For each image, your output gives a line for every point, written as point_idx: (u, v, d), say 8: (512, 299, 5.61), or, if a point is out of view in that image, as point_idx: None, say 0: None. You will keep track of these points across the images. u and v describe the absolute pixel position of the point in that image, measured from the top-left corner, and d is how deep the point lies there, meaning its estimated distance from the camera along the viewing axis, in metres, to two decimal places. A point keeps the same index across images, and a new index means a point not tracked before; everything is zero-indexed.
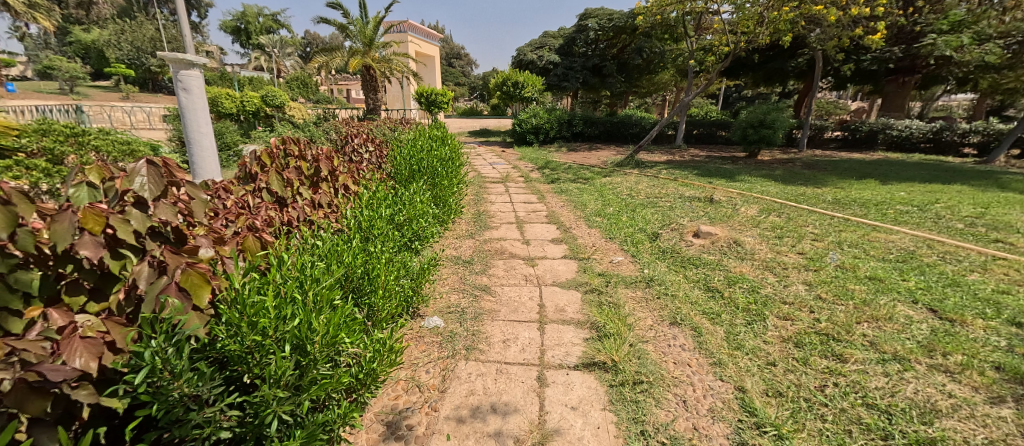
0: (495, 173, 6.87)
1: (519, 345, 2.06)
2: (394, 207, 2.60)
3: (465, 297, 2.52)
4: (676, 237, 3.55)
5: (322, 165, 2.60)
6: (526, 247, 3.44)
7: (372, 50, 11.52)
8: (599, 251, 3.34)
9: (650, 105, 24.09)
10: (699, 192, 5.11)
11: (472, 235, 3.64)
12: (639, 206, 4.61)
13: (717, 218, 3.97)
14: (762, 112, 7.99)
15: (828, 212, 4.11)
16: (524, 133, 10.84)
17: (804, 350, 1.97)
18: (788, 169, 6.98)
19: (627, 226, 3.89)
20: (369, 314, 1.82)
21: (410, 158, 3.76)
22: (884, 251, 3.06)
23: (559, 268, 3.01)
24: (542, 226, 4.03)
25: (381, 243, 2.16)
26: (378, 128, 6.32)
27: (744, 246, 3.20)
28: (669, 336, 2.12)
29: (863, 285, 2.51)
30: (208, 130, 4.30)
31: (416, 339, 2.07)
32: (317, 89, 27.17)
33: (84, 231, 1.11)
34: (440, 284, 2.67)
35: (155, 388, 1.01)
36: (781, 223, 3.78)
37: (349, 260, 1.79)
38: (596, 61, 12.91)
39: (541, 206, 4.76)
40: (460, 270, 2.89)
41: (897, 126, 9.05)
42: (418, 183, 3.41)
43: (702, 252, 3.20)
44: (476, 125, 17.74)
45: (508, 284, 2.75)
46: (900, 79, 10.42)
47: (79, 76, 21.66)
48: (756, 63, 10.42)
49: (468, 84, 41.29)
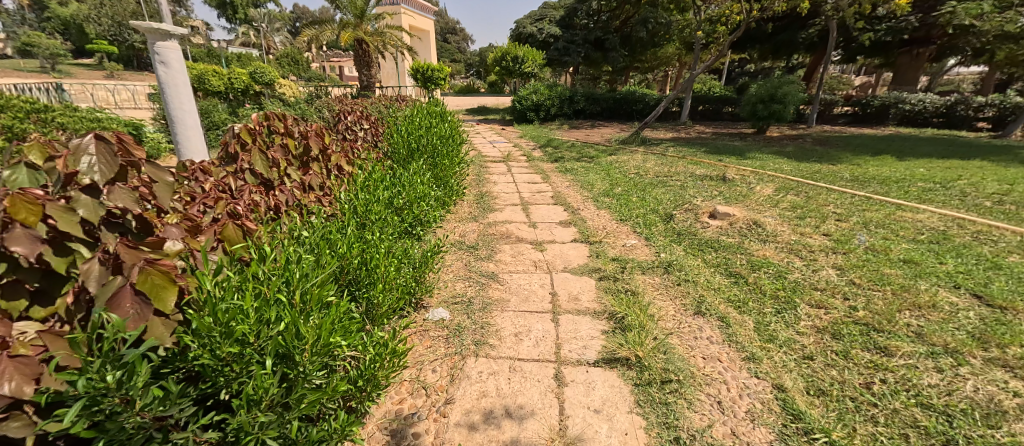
0: (496, 151, 6.63)
1: (532, 339, 1.89)
2: (392, 186, 2.41)
3: (471, 285, 2.36)
4: (690, 218, 3.37)
5: (312, 143, 2.37)
6: (532, 230, 3.25)
7: (364, 23, 11.04)
8: (611, 234, 3.16)
9: (649, 81, 23.60)
10: (711, 170, 4.90)
11: (475, 218, 3.44)
12: (649, 185, 4.41)
13: (732, 198, 3.77)
14: (773, 85, 7.65)
15: (848, 191, 3.93)
16: (524, 110, 10.52)
17: (843, 342, 1.81)
18: (800, 145, 6.77)
19: (637, 207, 3.71)
20: (368, 310, 1.65)
21: (407, 136, 3.51)
22: (915, 232, 2.89)
23: (569, 253, 2.82)
24: (548, 207, 3.83)
25: (381, 228, 1.98)
26: (374, 105, 6.03)
27: (764, 228, 3.02)
28: (694, 327, 1.94)
29: (898, 269, 2.34)
30: (190, 107, 4.07)
31: (419, 333, 1.90)
32: (308, 65, 26.52)
33: (16, 224, 0.91)
34: (444, 271, 2.50)
35: (101, 418, 0.82)
36: (802, 202, 3.59)
37: (343, 251, 1.61)
38: (597, 34, 12.45)
39: (545, 186, 4.56)
40: (464, 256, 2.71)
41: (910, 100, 8.78)
42: (418, 163, 3.22)
43: (720, 234, 3.03)
44: (473, 103, 17.31)
45: (517, 271, 2.58)
46: (913, 51, 10.12)
47: (60, 53, 21.05)
48: (767, 35, 10.24)
49: (464, 61, 40.60)
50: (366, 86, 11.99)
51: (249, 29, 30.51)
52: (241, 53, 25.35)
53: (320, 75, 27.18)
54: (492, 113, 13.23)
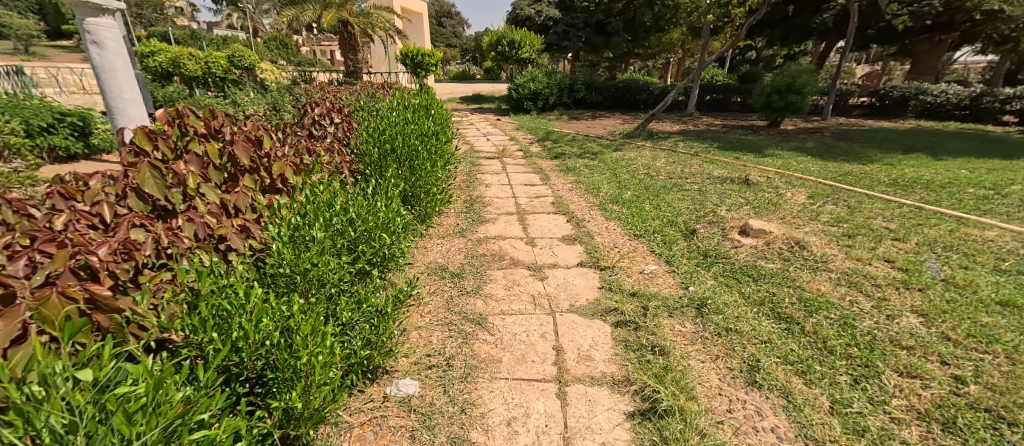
0: (490, 145, 6.09)
1: (530, 432, 1.37)
2: (347, 200, 1.83)
3: (451, 335, 1.84)
4: (717, 233, 2.86)
5: (240, 149, 1.81)
6: (530, 249, 2.73)
7: (349, 3, 10.28)
8: (625, 256, 2.64)
9: (649, 69, 22.91)
10: (730, 171, 4.38)
11: (462, 234, 2.91)
12: (662, 188, 3.89)
13: (762, 207, 3.24)
14: (790, 75, 7.07)
15: (893, 199, 3.41)
16: (521, 99, 9.90)
17: (963, 440, 1.31)
18: (820, 140, 6.25)
19: (651, 218, 3.19)
20: (287, 412, 1.12)
21: (380, 132, 2.91)
22: (994, 258, 2.37)
23: (576, 284, 2.30)
24: (548, 217, 3.30)
25: (320, 275, 1.43)
26: (356, 94, 5.44)
27: (811, 250, 2.51)
28: (751, 411, 1.43)
29: (1000, 317, 1.82)
30: (134, 96, 3.48)
31: (374, 420, 1.39)
32: (298, 49, 25.78)
33: None
34: (419, 314, 1.97)
35: None
36: (844, 213, 3.06)
37: (241, 331, 1.07)
38: (599, 18, 11.89)
39: (544, 189, 4.03)
40: (446, 290, 2.19)
41: (932, 91, 8.23)
42: (394, 169, 2.67)
43: (756, 257, 2.51)
44: (467, 90, 16.63)
45: (511, 311, 2.05)
46: (933, 38, 9.56)
47: (34, 34, 20.11)
48: (781, 19, 9.67)
49: (459, 46, 39.76)
50: (352, 71, 11.28)
51: (236, 11, 29.51)
52: (227, 36, 24.42)
53: (310, 60, 26.40)
54: (487, 102, 12.60)
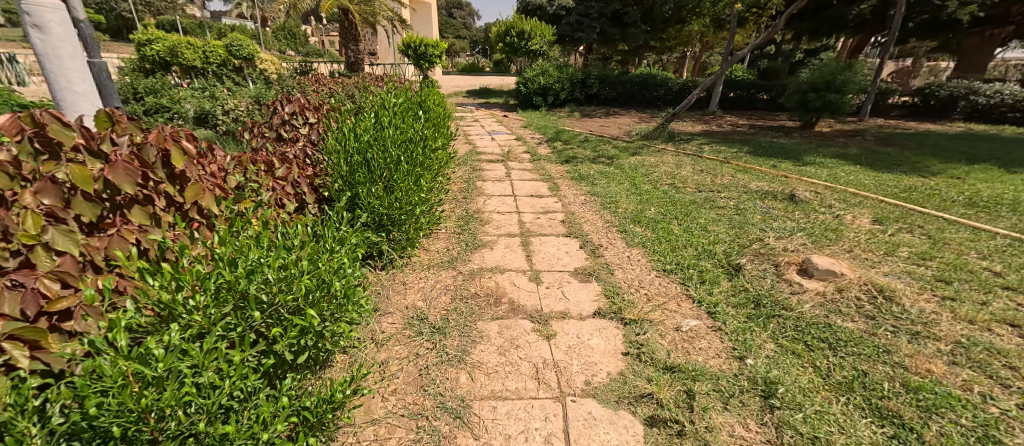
0: (494, 146, 5.55)
1: None
2: (267, 246, 1.25)
3: (421, 440, 1.30)
4: (770, 271, 2.28)
5: (117, 172, 1.24)
6: (534, 289, 2.18)
7: None
8: (656, 302, 2.06)
9: (665, 63, 22.02)
10: (770, 184, 3.78)
11: (451, 265, 2.37)
12: (693, 205, 3.30)
13: (821, 235, 2.65)
14: (829, 72, 6.40)
15: (980, 225, 2.79)
16: (530, 95, 9.32)
17: None
18: (863, 145, 5.60)
19: (683, 246, 2.61)
20: None
21: (351, 138, 2.35)
22: None
23: (594, 347, 1.74)
24: (556, 242, 2.74)
25: (182, 402, 0.87)
26: (347, 87, 4.92)
27: (901, 302, 1.92)
28: None
29: None
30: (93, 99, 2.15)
31: None
32: (306, 39, 25.41)
33: None
34: (375, 403, 1.42)
35: None
36: (927, 246, 2.47)
37: None
38: (615, 8, 11.24)
39: (552, 203, 3.46)
40: (421, 356, 1.65)
41: (984, 91, 7.47)
42: (365, 188, 2.12)
43: (828, 311, 1.93)
44: (476, 83, 16.03)
45: (504, 394, 1.50)
46: (984, 32, 8.75)
47: None
48: (814, 10, 8.93)
49: (469, 38, 38.95)
50: (353, 63, 10.60)
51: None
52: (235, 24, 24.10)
53: (319, 52, 25.99)
54: (495, 96, 12.02)
